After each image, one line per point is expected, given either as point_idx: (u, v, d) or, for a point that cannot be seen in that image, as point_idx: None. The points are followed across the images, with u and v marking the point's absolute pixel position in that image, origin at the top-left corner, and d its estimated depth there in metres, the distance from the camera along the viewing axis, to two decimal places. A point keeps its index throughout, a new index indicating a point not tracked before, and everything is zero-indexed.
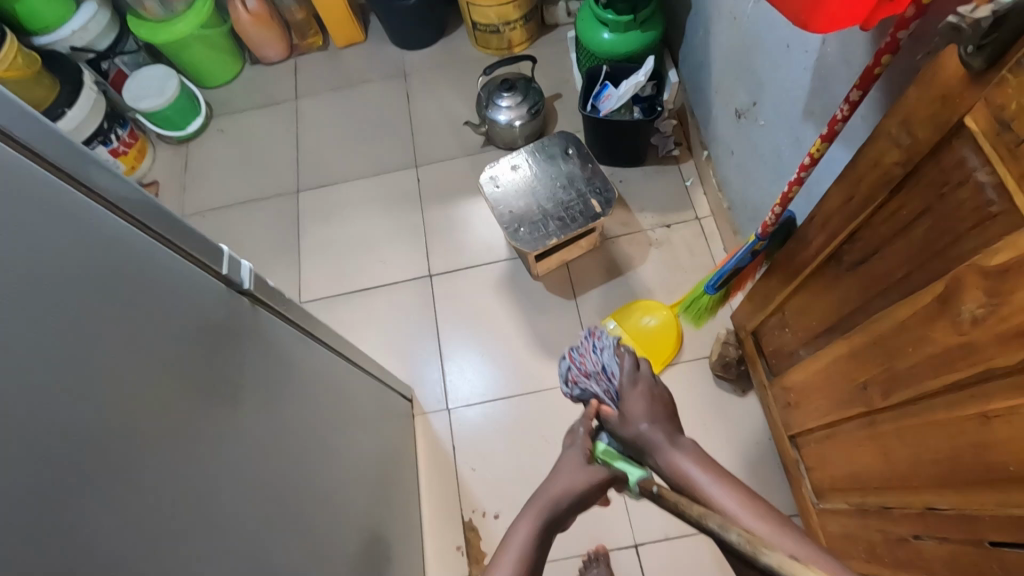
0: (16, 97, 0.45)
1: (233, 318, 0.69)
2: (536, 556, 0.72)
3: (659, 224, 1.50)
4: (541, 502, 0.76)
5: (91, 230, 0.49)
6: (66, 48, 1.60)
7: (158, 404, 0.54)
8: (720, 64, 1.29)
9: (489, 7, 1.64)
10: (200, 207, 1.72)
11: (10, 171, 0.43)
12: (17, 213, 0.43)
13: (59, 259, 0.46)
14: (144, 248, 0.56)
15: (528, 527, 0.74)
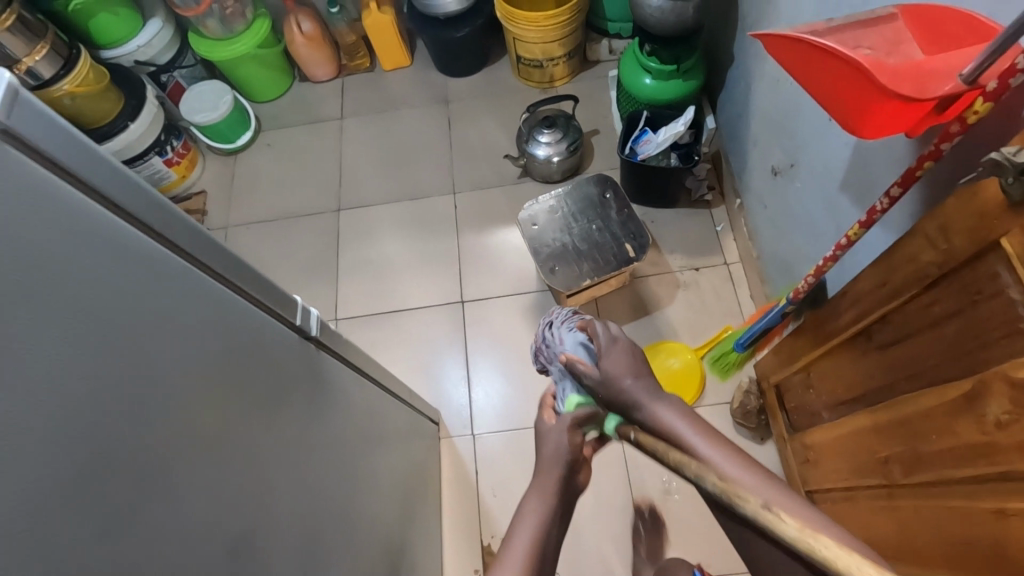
0: (144, 184, 0.51)
1: (302, 365, 0.75)
2: (544, 546, 0.77)
3: (688, 267, 1.54)
4: (548, 481, 0.81)
5: (195, 296, 0.56)
6: (129, 61, 1.68)
7: (229, 447, 0.58)
8: (760, 120, 1.32)
9: (535, 44, 1.69)
10: (244, 218, 1.79)
11: (137, 256, 0.49)
12: (141, 293, 0.49)
13: (173, 328, 0.52)
14: (235, 308, 0.62)
15: (538, 505, 0.80)
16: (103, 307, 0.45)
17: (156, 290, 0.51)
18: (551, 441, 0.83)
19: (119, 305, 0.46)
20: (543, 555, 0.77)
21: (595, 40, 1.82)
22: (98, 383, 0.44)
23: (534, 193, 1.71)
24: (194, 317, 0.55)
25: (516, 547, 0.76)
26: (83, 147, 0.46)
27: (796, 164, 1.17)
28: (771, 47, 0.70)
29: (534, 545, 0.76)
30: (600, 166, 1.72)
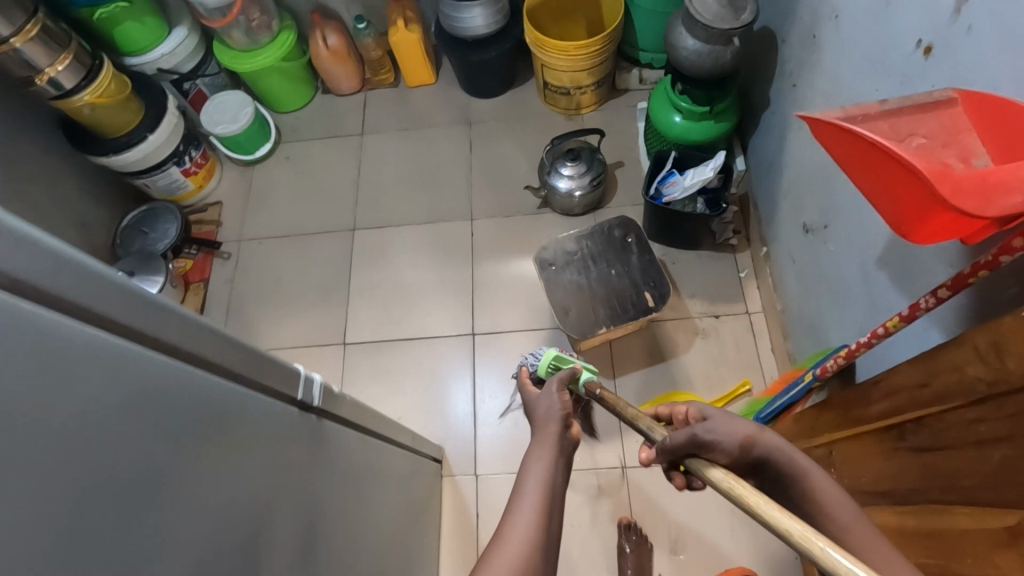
0: (142, 287, 0.47)
1: (307, 440, 0.71)
2: (554, 495, 0.80)
3: (708, 313, 1.49)
4: (552, 435, 0.86)
5: (196, 396, 0.51)
6: (152, 69, 1.66)
7: (240, 550, 0.55)
8: (794, 171, 1.27)
9: (564, 71, 1.65)
10: (259, 231, 1.77)
11: (130, 369, 0.45)
12: (138, 409, 0.45)
13: (174, 438, 0.48)
14: (238, 398, 0.58)
15: (542, 460, 0.83)
16: (97, 421, 0.41)
17: (159, 399, 0.47)
18: (543, 402, 0.92)
19: (113, 427, 0.42)
20: (554, 505, 0.79)
21: (625, 68, 1.77)
22: (89, 427, 0.40)
23: (553, 224, 1.67)
24: (199, 418, 0.51)
25: (528, 497, 0.78)
26: (101, 280, 0.43)
27: (829, 226, 1.11)
28: (821, 133, 0.64)
29: (544, 491, 0.79)
30: (623, 200, 1.67)
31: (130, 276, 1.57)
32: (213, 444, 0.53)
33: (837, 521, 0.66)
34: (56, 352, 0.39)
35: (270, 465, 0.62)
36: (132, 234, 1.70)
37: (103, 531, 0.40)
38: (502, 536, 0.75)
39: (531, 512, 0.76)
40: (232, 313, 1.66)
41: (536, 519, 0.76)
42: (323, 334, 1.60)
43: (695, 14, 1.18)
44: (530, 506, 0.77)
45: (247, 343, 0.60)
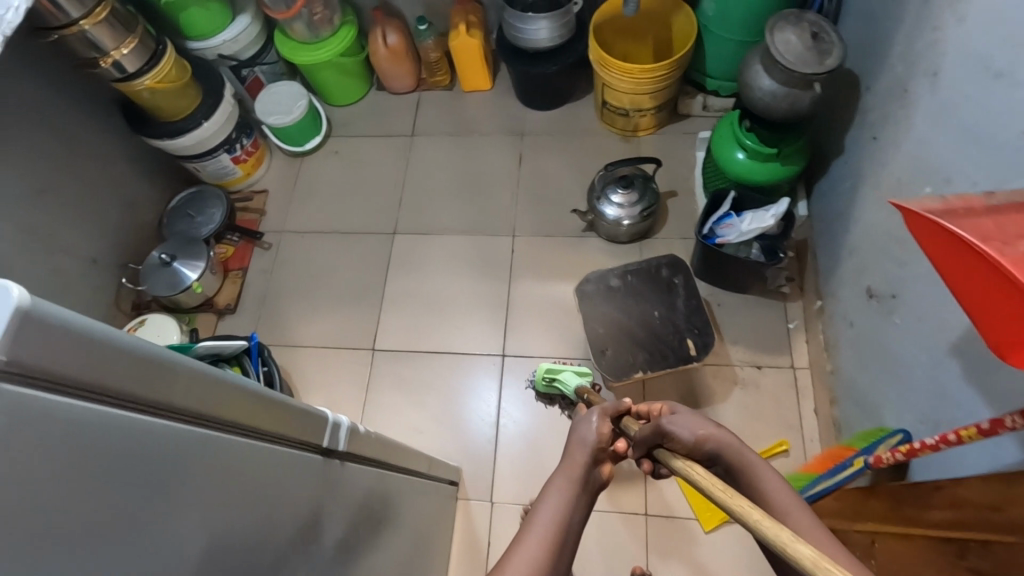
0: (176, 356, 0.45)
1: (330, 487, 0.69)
2: (567, 527, 0.76)
3: (750, 363, 1.42)
4: (579, 459, 0.82)
5: (227, 465, 0.49)
6: (213, 54, 1.66)
7: None
8: (863, 229, 1.19)
9: (625, 93, 1.58)
10: (300, 226, 1.77)
11: (165, 451, 0.42)
12: (171, 491, 0.42)
13: (204, 516, 0.46)
14: (267, 456, 0.56)
15: (560, 487, 0.79)
16: (130, 513, 0.39)
17: (191, 475, 0.45)
18: (581, 428, 0.85)
19: (144, 515, 0.40)
20: (564, 539, 0.76)
21: (689, 93, 1.70)
22: (121, 511, 0.38)
23: (596, 249, 1.62)
24: (229, 486, 0.49)
25: (539, 520, 0.76)
26: (133, 357, 0.41)
27: (896, 296, 1.03)
28: (914, 228, 0.58)
29: (558, 526, 0.76)
30: (672, 232, 1.61)
31: (172, 259, 1.59)
32: (242, 503, 0.51)
33: (776, 507, 0.73)
34: (87, 445, 0.36)
35: (294, 522, 0.60)
36: (178, 216, 1.72)
37: (105, 563, 0.37)
38: (505, 562, 0.72)
39: (538, 540, 0.74)
40: (267, 306, 1.67)
41: (543, 546, 0.73)
42: (353, 337, 1.59)
43: (775, 55, 1.11)
44: (540, 536, 0.74)
45: (277, 395, 0.58)
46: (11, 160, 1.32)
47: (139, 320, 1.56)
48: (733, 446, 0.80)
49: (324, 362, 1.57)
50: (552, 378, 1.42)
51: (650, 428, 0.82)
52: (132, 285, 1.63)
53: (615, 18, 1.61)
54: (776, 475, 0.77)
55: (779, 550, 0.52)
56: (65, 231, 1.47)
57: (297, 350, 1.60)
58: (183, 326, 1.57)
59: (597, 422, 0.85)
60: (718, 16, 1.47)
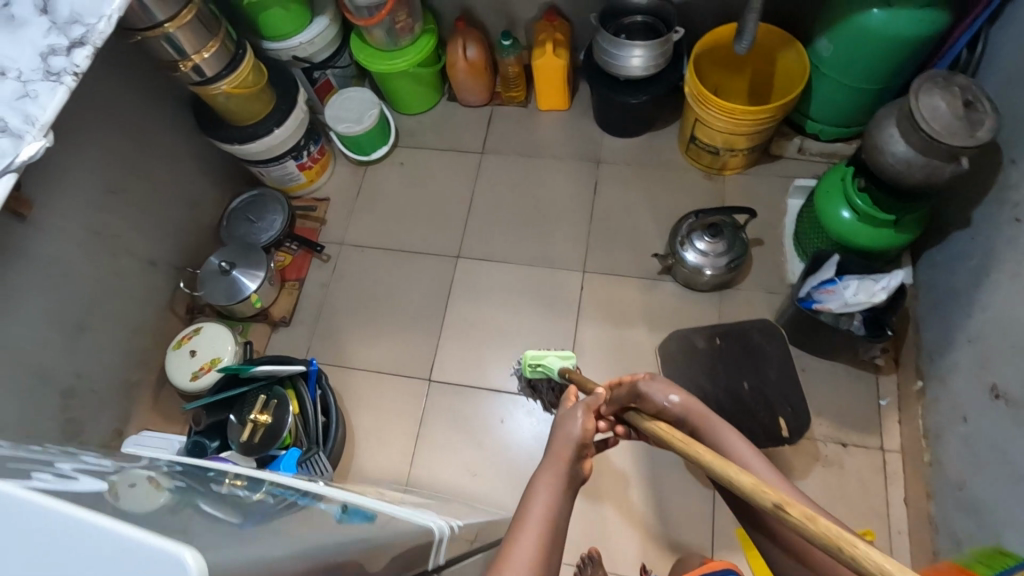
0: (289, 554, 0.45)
1: None
2: (556, 527, 0.78)
3: (834, 439, 1.32)
4: (564, 447, 0.85)
5: None
6: (289, 55, 1.59)
7: None
8: (991, 317, 1.08)
9: (720, 132, 1.48)
10: (362, 239, 1.71)
11: None
12: None
13: None
14: None
15: (544, 497, 0.81)
16: None
17: None
18: (566, 426, 0.87)
19: None
20: (555, 536, 0.78)
21: (786, 134, 1.58)
22: None
23: (671, 296, 1.53)
24: None
25: (534, 512, 0.79)
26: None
27: None
28: None
29: (548, 524, 0.78)
30: (755, 285, 1.51)
31: (231, 268, 1.54)
32: None
33: (735, 456, 0.86)
34: None
35: None
36: (239, 219, 1.67)
37: None
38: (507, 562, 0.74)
39: (535, 536, 0.76)
40: (322, 322, 1.62)
41: (540, 545, 0.76)
42: (407, 365, 1.53)
43: (918, 121, 0.99)
44: (535, 533, 0.76)
45: None
46: (83, 161, 1.28)
47: (194, 327, 1.51)
48: (696, 413, 0.90)
49: (377, 389, 1.52)
50: (537, 364, 1.40)
51: (625, 392, 0.91)
52: (190, 291, 1.59)
53: (714, 48, 1.51)
54: (735, 431, 0.89)
55: (751, 496, 0.65)
56: (130, 233, 1.43)
57: (349, 374, 1.54)
58: (237, 337, 1.53)
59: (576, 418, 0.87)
60: (836, 57, 1.35)
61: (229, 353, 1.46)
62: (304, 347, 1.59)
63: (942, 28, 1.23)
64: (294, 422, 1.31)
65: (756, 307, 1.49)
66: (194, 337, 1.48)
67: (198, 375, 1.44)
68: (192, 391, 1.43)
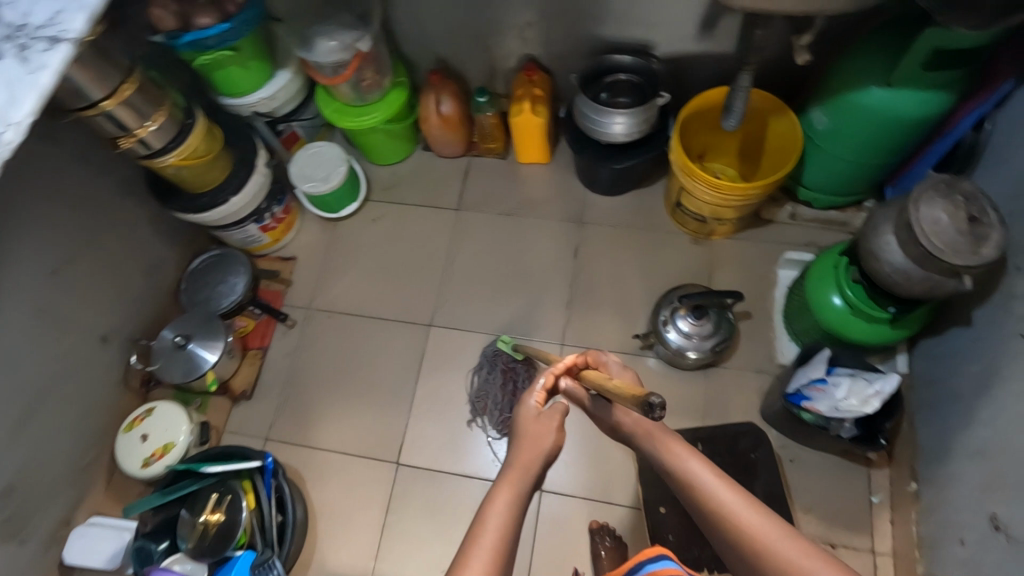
0: None
1: None
2: (517, 521, 0.72)
3: (823, 539, 1.25)
4: (538, 434, 0.83)
5: None
6: (249, 111, 1.49)
7: None
8: (990, 434, 1.00)
9: (707, 204, 1.39)
10: (330, 304, 1.61)
11: None
12: None
13: None
14: None
15: (512, 491, 0.75)
16: None
17: None
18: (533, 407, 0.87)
19: None
20: (515, 534, 0.72)
21: (777, 201, 1.51)
22: None
23: (655, 374, 1.44)
24: None
25: (496, 494, 0.75)
26: None
27: None
28: None
29: (503, 527, 0.71)
30: (743, 363, 1.42)
31: (186, 342, 1.45)
32: None
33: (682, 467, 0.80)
34: None
35: None
36: (199, 283, 1.57)
37: None
38: (471, 546, 0.69)
39: (496, 526, 0.71)
40: (286, 394, 1.52)
41: (501, 534, 0.70)
42: (376, 444, 1.45)
43: (919, 234, 0.91)
44: (495, 521, 0.71)
45: None
46: (20, 247, 1.17)
47: (146, 407, 1.43)
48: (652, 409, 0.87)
49: (344, 470, 1.43)
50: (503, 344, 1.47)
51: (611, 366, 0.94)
52: (141, 364, 1.47)
53: (703, 111, 1.41)
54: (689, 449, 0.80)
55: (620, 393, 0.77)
56: (77, 313, 1.33)
57: (314, 454, 1.46)
58: (193, 416, 1.44)
59: (528, 405, 0.87)
60: (831, 132, 1.25)
61: (184, 435, 1.38)
62: (266, 423, 1.50)
63: (946, 108, 1.14)
64: (248, 520, 1.23)
65: (744, 389, 1.40)
66: (147, 419, 1.40)
67: (149, 462, 1.36)
68: (142, 479, 1.35)
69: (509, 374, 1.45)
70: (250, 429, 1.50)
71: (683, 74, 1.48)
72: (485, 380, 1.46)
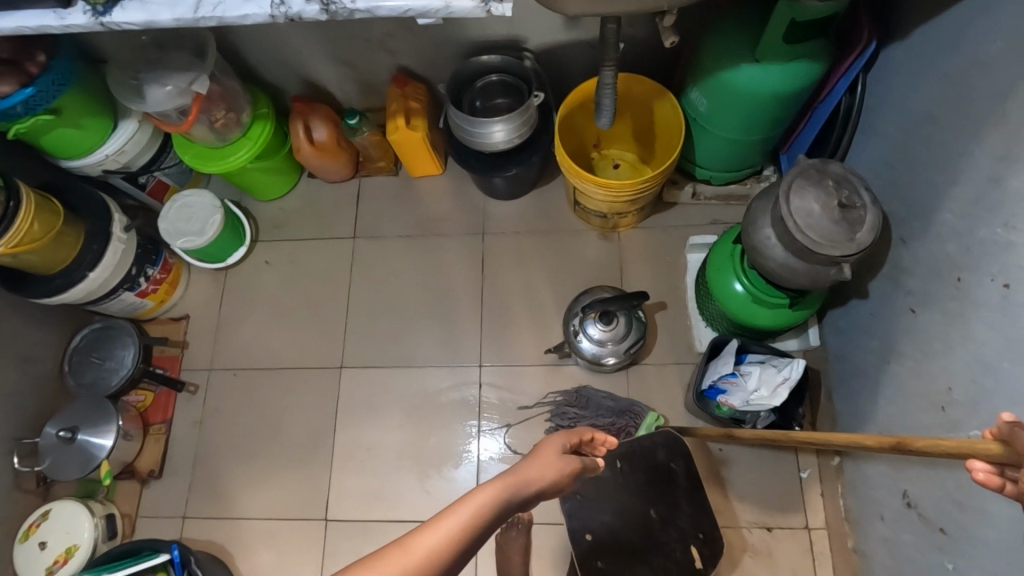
0: None
1: None
2: (484, 528, 0.62)
3: (759, 524, 1.24)
4: (549, 462, 0.75)
5: None
6: (96, 170, 1.34)
7: None
8: (894, 410, 0.99)
9: (602, 201, 1.33)
10: (232, 360, 1.51)
11: None
12: None
13: None
14: None
15: (496, 488, 0.66)
16: None
17: None
18: (553, 441, 0.80)
19: None
20: (475, 544, 0.61)
21: (676, 183, 1.44)
22: None
23: (579, 381, 1.39)
24: None
25: (487, 484, 0.66)
26: None
27: (947, 533, 0.87)
28: None
29: (477, 516, 0.62)
30: (664, 356, 1.39)
31: (74, 434, 1.33)
32: None
33: None
34: None
35: None
36: (82, 363, 1.44)
37: None
38: (436, 521, 0.59)
39: (465, 517, 0.61)
40: (199, 467, 1.43)
41: (469, 524, 0.61)
42: (303, 504, 1.37)
43: (793, 228, 0.86)
44: (467, 512, 0.61)
45: None
46: None
47: (41, 510, 1.31)
48: None
49: (271, 538, 1.36)
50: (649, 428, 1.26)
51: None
52: (28, 465, 1.35)
53: (586, 103, 1.33)
54: None
55: None
56: None
57: (238, 524, 1.37)
58: (97, 509, 1.33)
59: (556, 437, 0.81)
60: (712, 112, 1.19)
61: (88, 534, 1.28)
62: (182, 501, 1.41)
63: (820, 75, 1.08)
64: None
65: (668, 383, 1.36)
66: (43, 524, 1.28)
67: (53, 571, 1.25)
68: None
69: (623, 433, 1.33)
70: (166, 510, 1.40)
71: (561, 66, 1.40)
72: (579, 418, 1.35)
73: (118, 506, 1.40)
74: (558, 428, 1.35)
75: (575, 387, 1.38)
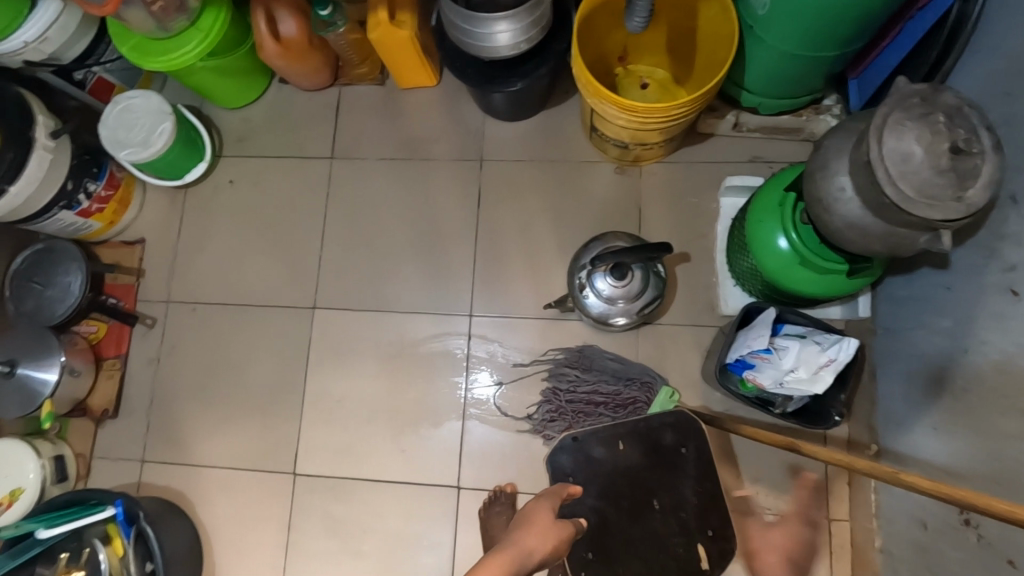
0: None
1: None
2: None
3: (773, 510, 1.10)
4: (546, 526, 0.71)
5: None
6: (16, 61, 1.11)
7: None
8: (961, 408, 0.82)
9: (623, 128, 1.09)
10: (192, 293, 1.34)
11: None
12: None
13: None
14: None
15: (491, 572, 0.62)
16: None
17: None
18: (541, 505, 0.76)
19: None
20: None
21: (716, 110, 1.19)
22: None
23: (581, 339, 1.21)
24: None
25: (486, 562, 0.63)
26: None
27: (1015, 566, 0.72)
28: None
29: None
30: (682, 317, 1.20)
31: (12, 368, 1.18)
32: None
33: None
34: None
35: None
36: (22, 287, 1.27)
37: None
38: None
39: None
40: (157, 411, 1.30)
41: None
42: (268, 456, 1.25)
43: (882, 178, 0.64)
44: None
45: None
46: None
47: None
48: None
49: (233, 490, 1.25)
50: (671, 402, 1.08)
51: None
52: None
53: (613, 1, 1.06)
54: None
55: None
56: None
57: (199, 473, 1.26)
58: (46, 449, 1.22)
59: (544, 500, 0.77)
60: (774, 19, 0.93)
61: (33, 475, 1.16)
62: (139, 445, 1.29)
63: None
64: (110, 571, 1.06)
65: (683, 348, 1.19)
66: None
67: None
68: None
69: (626, 403, 1.17)
70: (124, 452, 1.29)
71: None
72: (579, 381, 1.19)
73: (70, 445, 1.29)
74: (555, 390, 1.19)
75: (579, 346, 1.21)
